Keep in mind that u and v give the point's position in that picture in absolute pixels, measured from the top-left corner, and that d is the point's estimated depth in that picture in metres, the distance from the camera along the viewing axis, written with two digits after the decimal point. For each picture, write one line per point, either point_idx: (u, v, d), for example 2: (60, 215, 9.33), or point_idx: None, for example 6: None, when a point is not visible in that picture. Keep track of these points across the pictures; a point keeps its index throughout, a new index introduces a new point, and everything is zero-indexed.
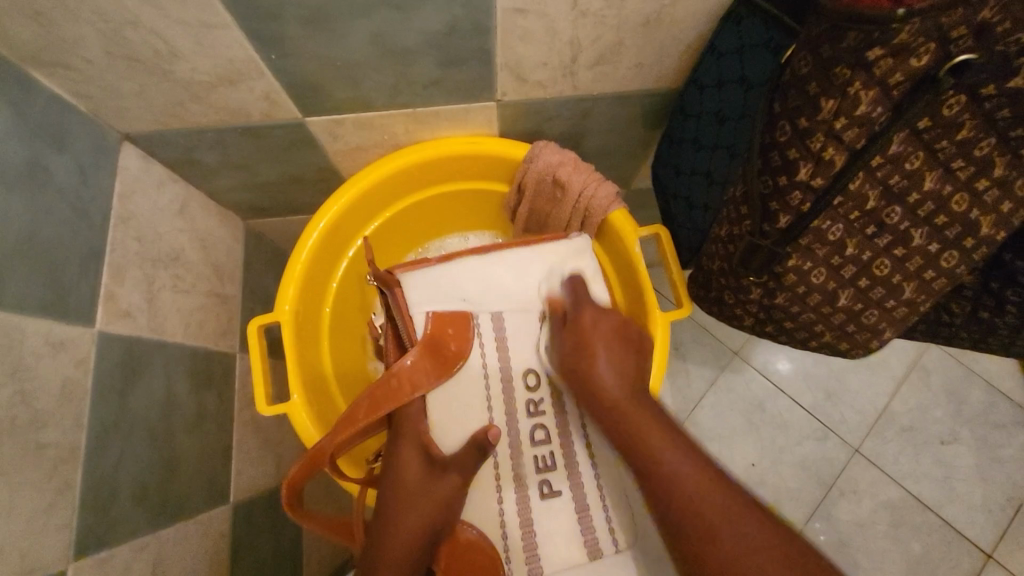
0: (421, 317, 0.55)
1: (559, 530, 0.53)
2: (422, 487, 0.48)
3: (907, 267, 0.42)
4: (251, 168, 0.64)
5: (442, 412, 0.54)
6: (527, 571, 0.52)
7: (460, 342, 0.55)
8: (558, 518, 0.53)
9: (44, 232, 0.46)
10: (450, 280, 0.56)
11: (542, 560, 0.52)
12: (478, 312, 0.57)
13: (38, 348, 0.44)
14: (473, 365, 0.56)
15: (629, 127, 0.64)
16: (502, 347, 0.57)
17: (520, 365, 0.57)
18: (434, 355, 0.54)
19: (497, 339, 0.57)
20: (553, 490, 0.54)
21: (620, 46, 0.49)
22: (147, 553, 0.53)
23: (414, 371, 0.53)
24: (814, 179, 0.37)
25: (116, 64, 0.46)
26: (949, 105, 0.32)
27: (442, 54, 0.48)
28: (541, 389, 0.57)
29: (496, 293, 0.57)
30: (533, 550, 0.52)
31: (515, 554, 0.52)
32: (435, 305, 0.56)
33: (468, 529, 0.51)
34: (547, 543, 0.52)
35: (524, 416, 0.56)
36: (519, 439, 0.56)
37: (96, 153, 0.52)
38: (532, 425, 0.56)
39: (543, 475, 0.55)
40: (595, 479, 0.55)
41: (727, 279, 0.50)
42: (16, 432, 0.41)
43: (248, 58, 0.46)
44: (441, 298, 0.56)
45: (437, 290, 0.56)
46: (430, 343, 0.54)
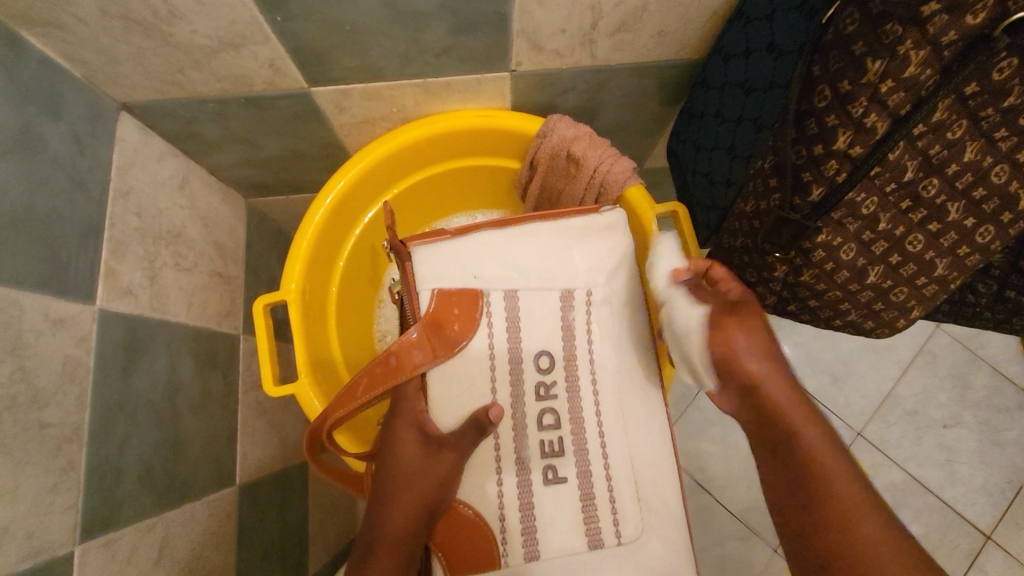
0: (426, 295, 0.51)
1: (561, 516, 0.48)
2: (417, 465, 0.47)
3: (940, 243, 0.40)
4: (253, 142, 0.62)
5: (442, 392, 0.50)
6: (524, 556, 0.47)
7: (467, 321, 0.50)
8: (563, 504, 0.48)
9: (40, 204, 0.44)
10: (460, 255, 0.52)
11: (541, 546, 0.48)
12: (489, 291, 0.51)
13: (38, 325, 0.42)
14: (478, 342, 0.50)
15: (645, 102, 0.62)
16: (513, 327, 0.51)
17: (532, 346, 0.51)
18: (436, 333, 0.50)
19: (508, 320, 0.51)
20: (559, 477, 0.49)
21: (643, 12, 0.46)
22: (154, 534, 0.52)
23: (416, 349, 0.49)
24: (853, 148, 0.35)
25: (114, 26, 0.43)
26: (1001, 68, 0.31)
27: (457, 19, 0.46)
28: (556, 373, 0.51)
29: (511, 270, 0.52)
30: (533, 535, 0.48)
31: (513, 538, 0.47)
32: (442, 283, 0.51)
33: (467, 510, 0.48)
34: (551, 528, 0.48)
35: (532, 399, 0.50)
36: (525, 422, 0.50)
37: (93, 123, 0.50)
38: (540, 409, 0.50)
39: (549, 460, 0.49)
40: (604, 465, 0.50)
41: (750, 256, 0.49)
42: (17, 410, 0.40)
43: (252, 20, 0.44)
44: (449, 274, 0.51)
45: (446, 265, 0.51)
46: (432, 319, 0.50)
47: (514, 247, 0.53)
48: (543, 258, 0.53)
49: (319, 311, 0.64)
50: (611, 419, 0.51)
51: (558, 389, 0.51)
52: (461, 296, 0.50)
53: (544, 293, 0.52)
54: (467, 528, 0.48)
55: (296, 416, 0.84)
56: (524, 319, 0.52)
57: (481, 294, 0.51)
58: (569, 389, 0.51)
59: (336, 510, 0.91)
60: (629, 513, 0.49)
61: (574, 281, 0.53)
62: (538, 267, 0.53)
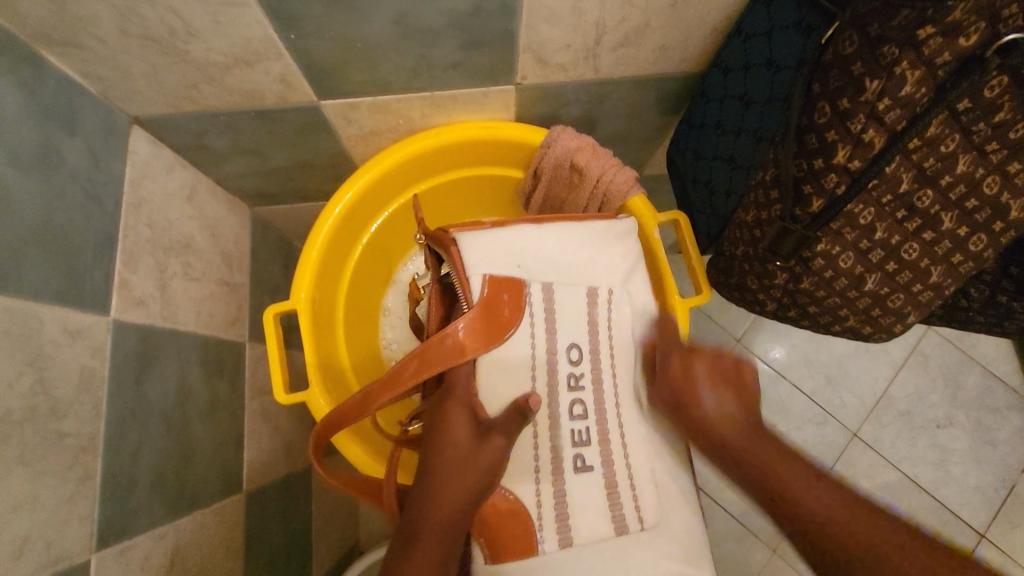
0: (477, 279, 0.51)
1: (588, 504, 0.48)
2: (468, 453, 0.46)
3: (935, 252, 0.42)
4: (260, 153, 0.63)
5: (489, 383, 0.50)
6: (558, 543, 0.47)
7: (515, 311, 0.51)
8: (591, 491, 0.49)
9: (57, 218, 0.45)
10: (506, 244, 0.52)
11: (573, 532, 0.47)
12: (529, 280, 0.52)
13: (56, 337, 0.43)
14: (523, 334, 0.51)
15: (644, 112, 0.63)
16: (550, 320, 0.52)
17: (566, 339, 0.52)
18: (490, 318, 0.49)
19: (546, 312, 0.52)
20: (587, 465, 0.50)
21: (646, 28, 0.48)
22: (166, 542, 0.52)
23: (470, 333, 0.49)
24: (851, 161, 0.37)
25: (130, 43, 0.44)
26: (992, 86, 0.32)
27: (465, 36, 0.47)
28: (584, 365, 0.52)
29: (544, 264, 0.53)
30: (566, 523, 0.47)
31: (548, 523, 0.47)
32: (492, 269, 0.51)
33: (507, 496, 0.48)
34: (581, 513, 0.48)
35: (564, 390, 0.51)
36: (557, 412, 0.51)
37: (107, 137, 0.51)
38: (570, 400, 0.51)
39: (578, 449, 0.50)
40: (624, 452, 0.50)
41: (751, 265, 0.50)
42: (37, 421, 0.41)
43: (266, 38, 0.45)
44: (496, 261, 0.52)
45: (491, 253, 0.52)
46: (486, 304, 0.50)
47: (551, 240, 0.54)
48: (574, 254, 0.54)
49: (328, 319, 0.65)
50: (629, 413, 0.52)
51: (586, 381, 0.52)
52: (506, 284, 0.51)
53: (573, 289, 0.53)
54: (508, 512, 0.47)
55: (300, 422, 0.85)
56: (560, 311, 0.52)
57: (523, 285, 0.52)
58: (594, 380, 0.52)
59: (338, 516, 0.91)
60: (649, 500, 0.49)
61: (597, 279, 0.54)
62: (567, 263, 0.54)
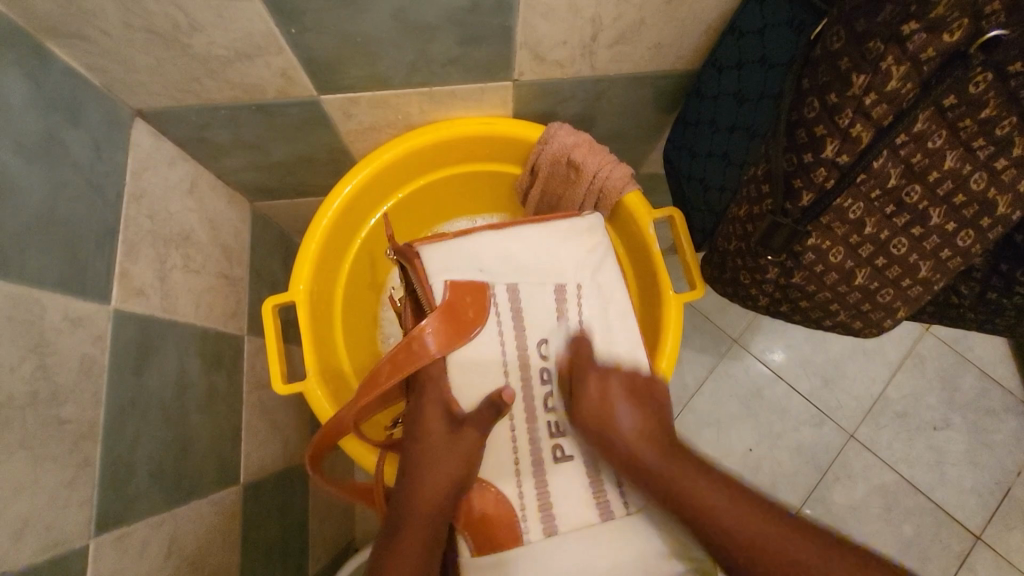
0: (439, 286, 0.52)
1: (572, 491, 0.49)
2: (444, 446, 0.48)
3: (923, 247, 0.43)
4: (261, 148, 0.64)
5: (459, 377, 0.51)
6: (544, 532, 0.47)
7: (479, 310, 0.51)
8: (574, 478, 0.49)
9: (60, 208, 0.45)
10: (466, 251, 0.54)
11: (558, 520, 0.47)
12: (494, 283, 0.53)
13: (58, 324, 0.43)
14: (490, 333, 0.52)
15: (641, 110, 0.64)
16: (518, 319, 0.53)
17: (536, 335, 0.53)
18: (453, 319, 0.50)
19: (513, 312, 0.53)
20: (567, 454, 0.50)
21: (641, 26, 0.49)
22: (163, 531, 0.53)
23: (436, 336, 0.50)
24: (839, 156, 0.37)
25: (134, 36, 0.45)
26: (976, 83, 0.33)
27: (463, 32, 0.48)
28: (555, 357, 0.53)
29: (507, 267, 0.55)
30: (549, 510, 0.48)
31: (531, 510, 0.48)
32: (453, 274, 0.52)
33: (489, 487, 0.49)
34: (563, 501, 0.48)
35: (537, 383, 0.52)
36: (533, 403, 0.52)
37: (109, 128, 0.51)
38: (545, 392, 0.52)
39: (556, 440, 0.51)
40: None
41: (743, 259, 0.51)
42: (38, 406, 0.41)
43: (268, 32, 0.46)
44: (457, 268, 0.53)
45: (453, 262, 0.53)
46: (449, 306, 0.51)
47: (513, 244, 0.56)
48: (539, 254, 0.56)
49: (326, 313, 0.66)
50: None
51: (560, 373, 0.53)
52: (469, 286, 0.52)
53: (539, 288, 0.54)
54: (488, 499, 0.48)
55: (298, 417, 0.85)
56: (527, 309, 0.53)
57: (487, 287, 0.53)
58: None
59: (335, 512, 0.92)
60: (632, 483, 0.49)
61: (565, 275, 0.55)
62: (532, 263, 0.55)
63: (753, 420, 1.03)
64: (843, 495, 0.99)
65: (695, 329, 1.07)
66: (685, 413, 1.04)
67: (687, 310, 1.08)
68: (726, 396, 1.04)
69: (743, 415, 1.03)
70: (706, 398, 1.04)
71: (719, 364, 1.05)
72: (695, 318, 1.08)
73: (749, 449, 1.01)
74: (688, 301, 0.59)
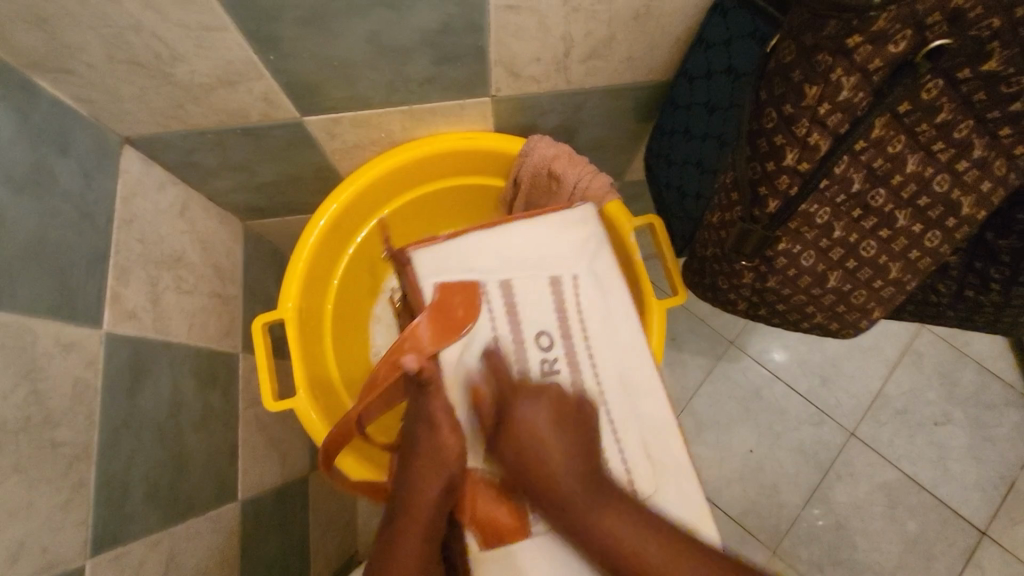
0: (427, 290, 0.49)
1: None
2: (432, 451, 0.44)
3: (893, 248, 0.44)
4: (249, 169, 0.65)
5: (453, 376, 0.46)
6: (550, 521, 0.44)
7: (469, 310, 0.48)
8: None
9: (52, 236, 0.47)
10: (457, 250, 0.50)
11: None
12: (487, 279, 0.50)
13: (50, 349, 0.45)
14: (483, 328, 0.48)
15: (620, 120, 0.65)
16: (513, 313, 0.49)
17: (532, 328, 0.49)
18: (441, 318, 0.47)
19: (508, 307, 0.49)
20: None
21: (611, 41, 0.50)
22: (160, 549, 0.54)
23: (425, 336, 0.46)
24: (801, 164, 0.38)
25: (118, 68, 0.47)
26: (928, 89, 0.34)
27: (438, 52, 0.49)
28: (556, 351, 0.49)
29: (497, 261, 0.51)
30: None
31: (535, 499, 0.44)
32: (442, 276, 0.49)
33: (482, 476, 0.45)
34: None
35: (535, 376, 0.48)
36: None
37: (98, 157, 0.53)
38: (546, 385, 0.48)
39: None
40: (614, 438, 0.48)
41: (720, 265, 0.52)
42: (31, 430, 0.42)
43: (248, 60, 0.47)
44: (447, 268, 0.50)
45: (442, 261, 0.50)
46: (437, 305, 0.47)
47: (503, 238, 0.52)
48: (531, 246, 0.52)
49: (315, 329, 0.67)
50: (615, 395, 0.50)
51: (560, 364, 0.49)
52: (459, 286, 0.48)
53: (533, 279, 0.51)
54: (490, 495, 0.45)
55: (296, 432, 0.86)
56: (521, 303, 0.49)
57: (478, 284, 0.49)
58: (570, 363, 0.49)
59: (337, 525, 0.93)
60: (640, 469, 0.48)
61: (560, 265, 0.52)
62: (524, 257, 0.52)
63: (751, 421, 1.03)
64: (845, 493, 0.99)
65: (690, 332, 1.08)
66: (683, 416, 1.04)
67: (682, 314, 1.09)
68: (723, 398, 1.04)
69: (741, 417, 1.03)
70: (704, 400, 1.04)
71: (715, 366, 1.06)
72: (691, 320, 1.08)
73: (749, 450, 1.01)
74: (672, 306, 0.60)
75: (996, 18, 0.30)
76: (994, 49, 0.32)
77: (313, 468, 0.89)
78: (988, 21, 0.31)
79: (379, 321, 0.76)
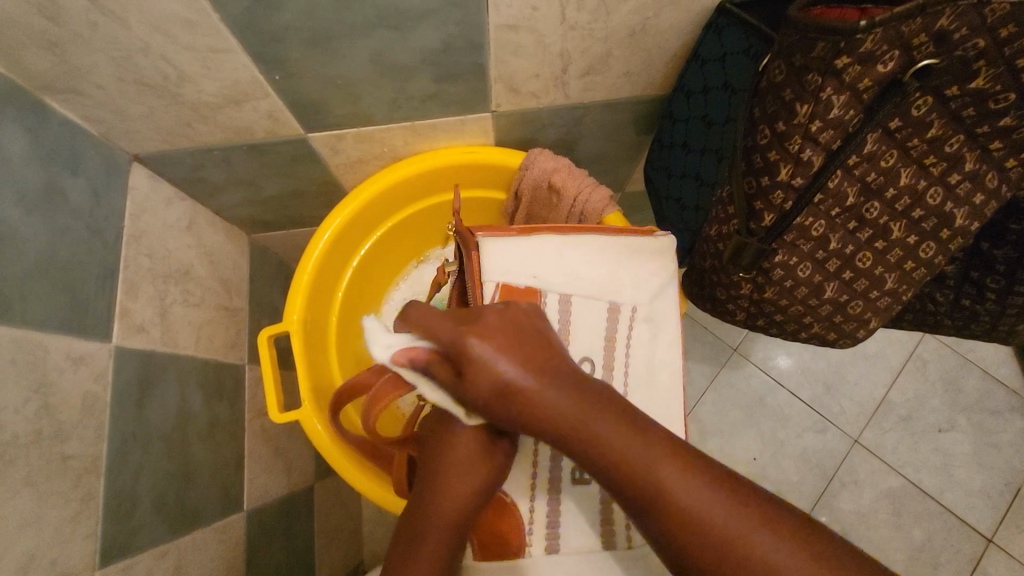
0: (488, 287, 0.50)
1: (580, 515, 0.49)
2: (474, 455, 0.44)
3: (888, 259, 0.44)
4: (255, 184, 0.67)
5: None
6: (545, 549, 0.48)
7: None
8: (585, 504, 0.50)
9: (63, 252, 0.48)
10: (527, 254, 0.51)
11: (561, 540, 0.48)
12: (546, 292, 0.51)
13: (61, 364, 0.46)
14: None
15: (619, 133, 0.66)
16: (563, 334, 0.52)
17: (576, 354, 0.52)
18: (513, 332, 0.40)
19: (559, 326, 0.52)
20: (584, 477, 0.50)
21: (609, 57, 0.51)
22: (167, 560, 0.54)
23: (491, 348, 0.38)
24: (794, 179, 0.39)
25: (128, 88, 0.48)
26: (918, 105, 0.35)
27: (439, 70, 0.50)
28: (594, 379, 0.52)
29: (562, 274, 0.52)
30: (555, 529, 0.48)
31: (538, 526, 0.48)
32: (506, 278, 0.50)
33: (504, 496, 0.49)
34: (569, 525, 0.49)
35: None
36: None
37: (107, 174, 0.54)
38: None
39: (577, 461, 0.51)
40: None
41: (718, 276, 0.52)
42: (42, 444, 0.43)
43: (254, 79, 0.48)
44: (513, 269, 0.50)
45: (510, 260, 0.51)
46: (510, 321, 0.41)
47: (572, 254, 0.52)
48: (599, 270, 0.53)
49: (320, 341, 0.68)
50: None
51: None
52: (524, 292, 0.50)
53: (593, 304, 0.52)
54: (500, 510, 0.48)
55: (301, 442, 0.87)
56: (574, 322, 0.52)
57: (538, 294, 0.51)
58: None
59: (341, 535, 0.93)
60: None
61: (619, 295, 0.53)
62: (590, 277, 0.52)
63: (754, 429, 1.03)
64: (850, 501, 0.99)
65: (693, 340, 1.08)
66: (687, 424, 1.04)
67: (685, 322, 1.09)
68: (727, 405, 1.04)
69: (745, 424, 1.03)
70: (708, 408, 1.04)
71: (718, 374, 1.06)
72: (693, 329, 1.09)
73: (753, 458, 1.01)
74: None
75: (981, 38, 0.31)
76: (979, 67, 0.32)
77: (318, 478, 0.90)
78: (974, 41, 0.31)
79: (384, 331, 0.79)
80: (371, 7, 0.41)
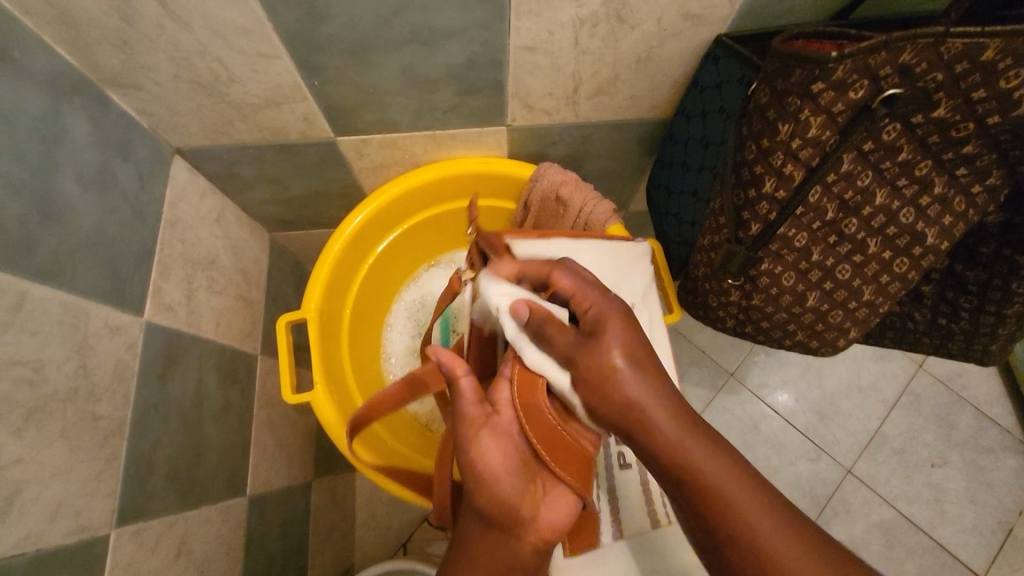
0: None
1: (629, 500, 0.54)
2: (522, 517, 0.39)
3: (866, 272, 0.48)
4: (281, 182, 0.71)
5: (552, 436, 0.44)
6: (610, 535, 0.52)
7: None
8: (632, 489, 0.55)
9: (110, 229, 0.52)
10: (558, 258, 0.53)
11: (622, 523, 0.53)
12: None
13: (100, 331, 0.49)
14: None
15: (625, 153, 0.71)
16: None
17: None
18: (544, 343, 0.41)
19: None
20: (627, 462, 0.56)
21: (616, 80, 0.56)
22: (175, 530, 0.57)
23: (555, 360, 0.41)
24: (778, 191, 0.44)
25: (182, 86, 0.53)
26: (888, 131, 0.39)
27: (462, 84, 0.55)
28: None
29: None
30: (616, 514, 0.53)
31: (605, 516, 0.53)
32: None
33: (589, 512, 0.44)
34: (626, 510, 0.53)
35: None
36: None
37: (152, 163, 0.59)
38: None
39: (621, 447, 0.57)
40: None
41: (710, 284, 0.57)
42: (77, 402, 0.47)
43: (294, 84, 0.53)
44: None
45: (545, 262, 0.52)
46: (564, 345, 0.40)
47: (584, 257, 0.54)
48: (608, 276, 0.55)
49: (334, 332, 0.72)
50: None
51: None
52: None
53: None
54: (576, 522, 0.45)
55: (304, 436, 0.90)
56: None
57: None
58: None
59: (336, 535, 0.95)
60: None
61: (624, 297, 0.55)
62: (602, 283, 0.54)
63: (748, 453, 1.05)
64: (842, 531, 1.00)
65: (691, 362, 1.11)
66: None
67: (684, 345, 1.13)
68: (722, 428, 1.06)
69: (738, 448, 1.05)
70: None
71: (714, 398, 1.09)
72: (692, 352, 1.12)
73: None
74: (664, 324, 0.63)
75: (939, 73, 0.35)
76: (940, 98, 0.37)
77: (317, 475, 0.92)
78: (933, 75, 0.36)
79: (392, 329, 0.83)
80: (407, 23, 0.47)
